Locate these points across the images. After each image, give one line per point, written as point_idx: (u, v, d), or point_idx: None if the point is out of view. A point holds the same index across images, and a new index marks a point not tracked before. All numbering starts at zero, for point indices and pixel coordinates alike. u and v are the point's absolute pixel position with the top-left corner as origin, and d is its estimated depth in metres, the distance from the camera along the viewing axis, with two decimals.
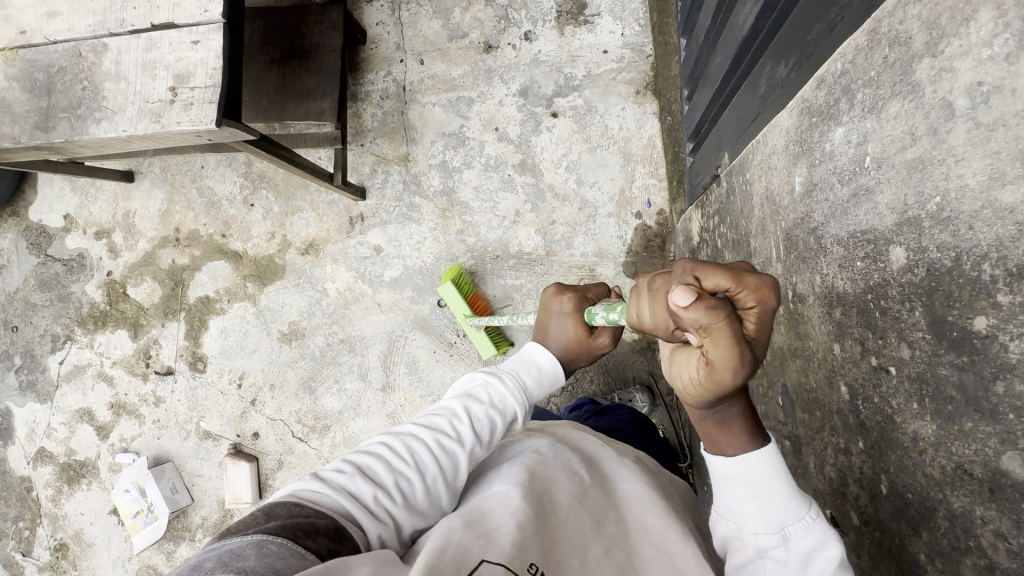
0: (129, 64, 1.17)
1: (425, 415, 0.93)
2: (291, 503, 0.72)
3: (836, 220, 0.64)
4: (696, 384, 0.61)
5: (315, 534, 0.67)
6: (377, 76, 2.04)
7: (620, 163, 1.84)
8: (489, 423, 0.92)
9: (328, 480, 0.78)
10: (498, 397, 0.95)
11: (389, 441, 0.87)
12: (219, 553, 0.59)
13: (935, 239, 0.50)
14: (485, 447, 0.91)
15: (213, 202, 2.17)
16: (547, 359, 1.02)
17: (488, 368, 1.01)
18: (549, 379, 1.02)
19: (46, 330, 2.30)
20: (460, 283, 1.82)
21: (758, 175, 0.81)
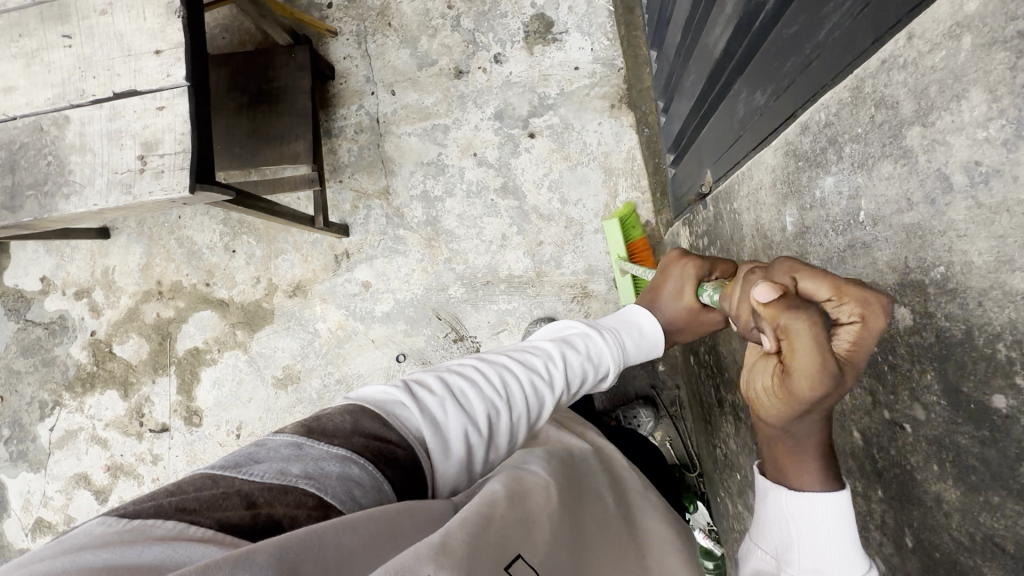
0: (94, 135, 1.13)
1: (518, 351, 0.93)
2: (375, 417, 0.69)
3: (836, 263, 0.64)
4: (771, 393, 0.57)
5: (392, 463, 0.65)
6: (349, 110, 2.01)
7: (602, 178, 1.83)
8: (581, 373, 0.93)
9: (417, 396, 0.76)
10: (595, 351, 0.95)
11: (484, 367, 0.87)
12: (308, 459, 0.60)
13: (943, 309, 0.48)
14: (569, 395, 0.93)
15: (194, 251, 2.13)
16: (650, 321, 1.00)
17: (589, 321, 1.00)
18: (651, 345, 1.00)
19: (33, 397, 2.24)
20: (626, 224, 1.72)
21: (746, 206, 0.80)
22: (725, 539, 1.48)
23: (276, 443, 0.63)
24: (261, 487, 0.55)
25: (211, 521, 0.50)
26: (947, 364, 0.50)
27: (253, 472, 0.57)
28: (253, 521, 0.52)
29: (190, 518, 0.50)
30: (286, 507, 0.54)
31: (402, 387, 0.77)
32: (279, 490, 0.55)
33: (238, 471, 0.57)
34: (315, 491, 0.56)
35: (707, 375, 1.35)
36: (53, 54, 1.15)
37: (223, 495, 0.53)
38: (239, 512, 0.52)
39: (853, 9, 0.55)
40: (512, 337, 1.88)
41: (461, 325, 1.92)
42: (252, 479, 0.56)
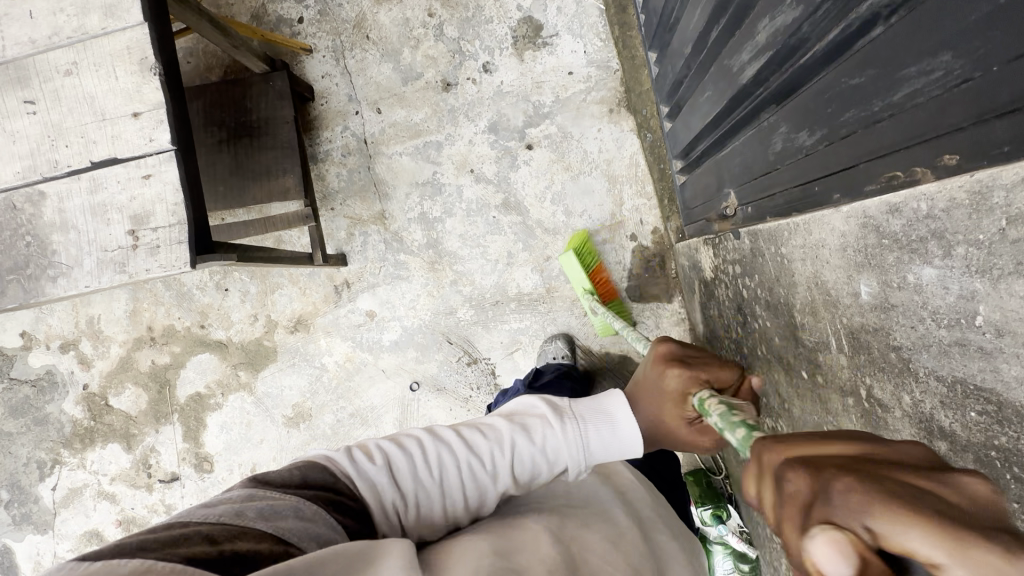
0: (75, 210, 1.04)
1: (474, 428, 0.91)
2: (322, 471, 0.75)
3: (927, 353, 0.53)
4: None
5: (339, 511, 0.70)
6: (334, 132, 1.91)
7: (606, 187, 1.78)
8: (532, 471, 0.86)
9: (357, 461, 0.80)
10: (552, 449, 0.88)
11: (429, 444, 0.87)
12: (259, 504, 0.62)
13: None
14: (519, 487, 0.86)
15: (184, 293, 2.03)
16: (628, 420, 0.90)
17: (558, 406, 0.93)
18: (623, 447, 0.89)
19: (29, 458, 2.14)
20: (583, 255, 1.71)
21: (800, 256, 0.77)
22: (761, 544, 1.50)
23: (228, 497, 0.65)
24: (219, 527, 0.56)
25: (178, 556, 0.50)
26: None
27: (213, 513, 0.59)
28: (219, 555, 0.52)
29: (154, 557, 0.49)
30: (248, 541, 0.56)
31: (345, 450, 0.82)
32: (237, 530, 0.57)
33: (204, 514, 0.59)
34: (274, 532, 0.59)
35: None
36: (16, 122, 1.04)
37: (186, 534, 0.54)
38: (202, 549, 0.52)
39: (944, 80, 0.50)
40: (527, 355, 1.85)
41: (474, 348, 1.88)
42: (208, 519, 0.57)
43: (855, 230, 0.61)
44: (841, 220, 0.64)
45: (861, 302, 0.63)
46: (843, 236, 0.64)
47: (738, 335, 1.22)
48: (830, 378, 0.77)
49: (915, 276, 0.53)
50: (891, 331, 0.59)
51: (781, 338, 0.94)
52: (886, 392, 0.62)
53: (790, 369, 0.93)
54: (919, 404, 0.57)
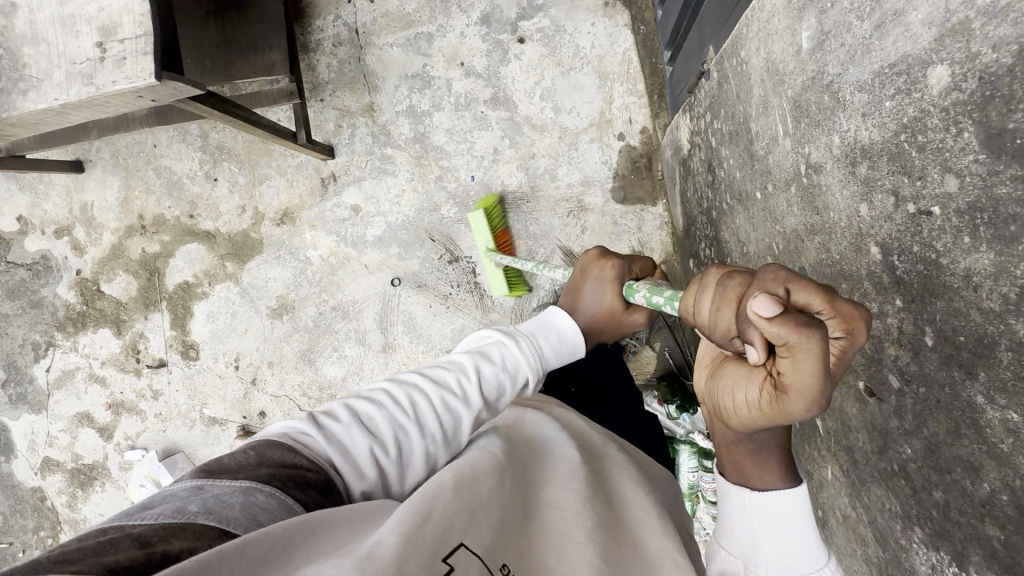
0: (45, 22, 1.04)
1: (433, 366, 0.91)
2: (284, 447, 0.70)
3: (853, 65, 0.52)
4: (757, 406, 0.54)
5: (303, 486, 0.65)
6: (325, 21, 1.88)
7: (597, 84, 1.75)
8: (498, 387, 0.89)
9: (323, 426, 0.76)
10: (512, 362, 0.92)
11: (391, 390, 0.85)
12: (205, 496, 0.57)
13: (991, 39, 0.38)
14: (491, 409, 0.89)
15: (174, 182, 2.05)
16: (568, 325, 0.99)
17: (506, 329, 0.97)
18: (568, 346, 0.98)
19: (25, 339, 2.21)
20: None
21: (755, 48, 0.74)
22: None
23: (169, 483, 0.60)
24: (153, 527, 0.51)
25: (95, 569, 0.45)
26: (989, 108, 0.39)
27: (150, 514, 0.53)
28: (145, 559, 0.48)
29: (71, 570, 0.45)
30: (185, 542, 0.51)
31: (308, 419, 0.77)
32: (176, 528, 0.52)
33: (143, 517, 0.53)
34: (217, 523, 0.54)
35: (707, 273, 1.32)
36: None
37: (112, 540, 0.49)
38: (131, 554, 0.48)
39: None
40: None
41: (455, 246, 1.87)
42: (143, 521, 0.52)
43: None
44: None
45: (802, 56, 0.61)
46: None
47: (708, 202, 1.20)
48: (777, 179, 0.76)
49: None
50: (827, 67, 0.57)
51: (739, 170, 0.92)
52: (822, 146, 0.60)
53: (746, 200, 0.92)
54: (848, 135, 0.55)
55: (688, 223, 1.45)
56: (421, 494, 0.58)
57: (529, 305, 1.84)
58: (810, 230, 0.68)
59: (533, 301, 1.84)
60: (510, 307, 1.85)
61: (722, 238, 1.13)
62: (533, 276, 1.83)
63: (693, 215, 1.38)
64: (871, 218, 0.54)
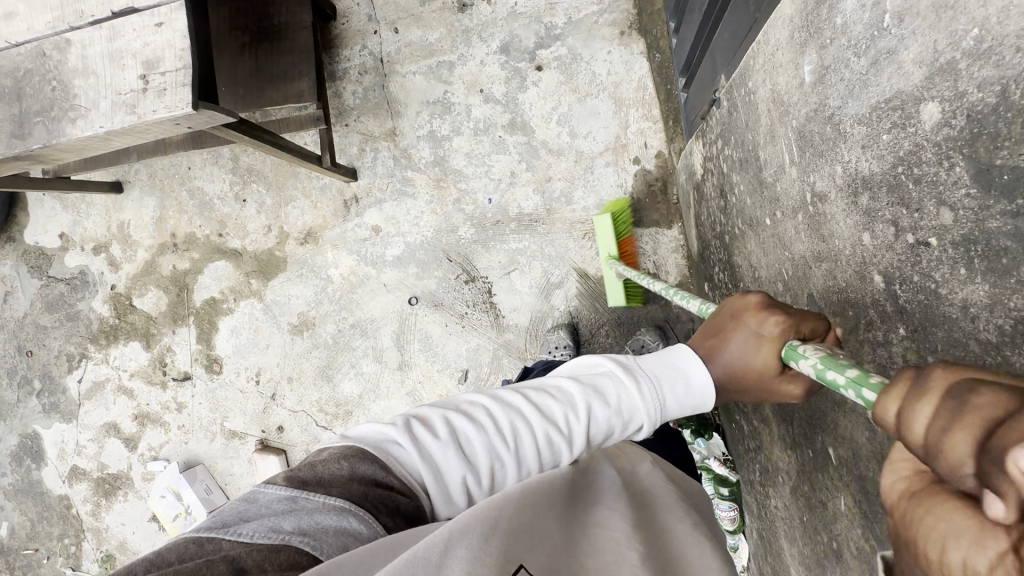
0: (95, 56, 1.12)
1: (541, 390, 0.86)
2: (377, 462, 0.70)
3: (854, 97, 0.53)
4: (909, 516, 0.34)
5: (393, 512, 0.66)
6: (352, 51, 1.97)
7: (613, 109, 1.78)
8: (605, 431, 0.83)
9: (420, 440, 0.74)
10: (628, 409, 0.84)
11: (497, 411, 0.82)
12: (301, 516, 0.61)
13: (974, 79, 0.38)
14: (592, 448, 0.84)
15: (205, 202, 2.14)
16: (702, 376, 0.85)
17: (627, 364, 0.88)
18: (695, 400, 0.86)
19: (60, 350, 2.31)
20: (619, 219, 1.69)
21: (762, 79, 0.76)
22: (741, 463, 1.48)
23: (269, 493, 0.64)
24: (252, 549, 0.56)
25: None
26: (977, 145, 0.39)
27: (251, 533, 0.58)
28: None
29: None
30: (277, 567, 0.55)
31: (405, 427, 0.76)
32: (270, 551, 0.56)
33: (245, 534, 0.58)
34: (310, 547, 0.58)
35: (722, 296, 1.32)
36: None
37: (211, 561, 0.54)
38: None
39: None
40: (524, 275, 1.86)
41: (472, 266, 1.91)
42: (243, 541, 0.57)
43: (801, 6, 0.61)
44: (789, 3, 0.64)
45: (806, 88, 0.63)
46: (790, 20, 0.64)
47: (721, 226, 1.20)
48: (786, 206, 0.77)
49: (840, 15, 0.53)
50: (830, 100, 0.58)
51: (750, 195, 0.93)
52: (827, 175, 0.61)
53: (758, 226, 0.92)
54: (850, 166, 0.56)
55: (703, 245, 1.45)
56: (487, 506, 0.60)
57: (544, 326, 1.85)
58: (817, 257, 0.69)
59: (548, 321, 1.85)
60: (525, 327, 1.86)
61: (735, 262, 1.14)
62: (547, 296, 1.84)
63: (707, 238, 1.38)
64: (875, 246, 0.54)
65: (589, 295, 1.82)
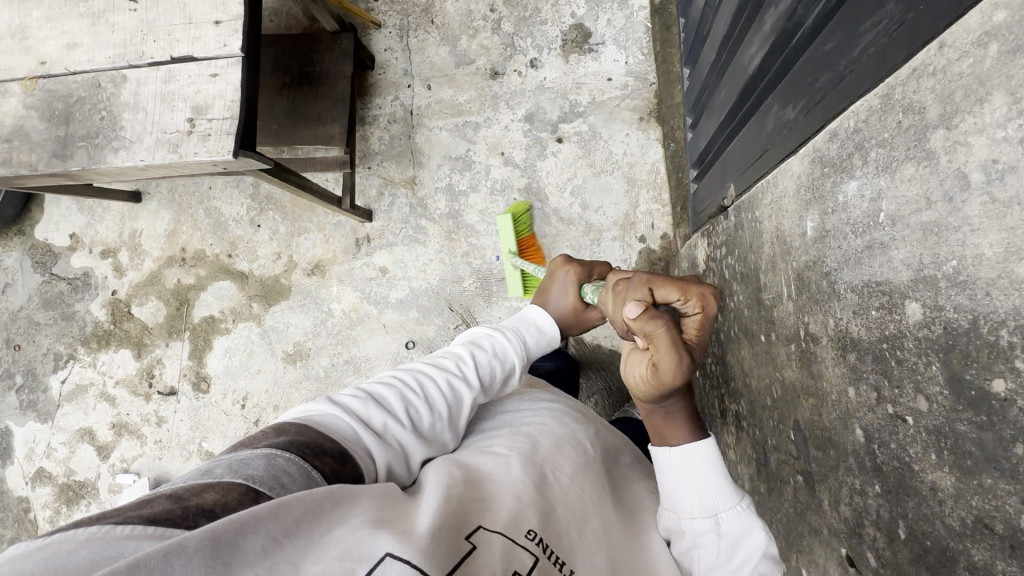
0: (147, 95, 1.19)
1: (432, 357, 1.02)
2: (307, 425, 0.75)
3: (848, 268, 0.62)
4: (643, 379, 0.82)
5: (318, 455, 0.70)
6: (384, 100, 2.07)
7: (624, 188, 1.87)
8: (490, 370, 1.01)
9: (337, 407, 0.83)
10: (501, 349, 1.04)
11: (399, 376, 0.95)
12: (232, 460, 0.64)
13: (952, 301, 0.48)
14: (485, 393, 1.00)
15: (220, 223, 2.18)
16: (547, 321, 1.13)
17: (493, 324, 1.10)
18: (547, 339, 1.12)
19: (49, 349, 2.30)
20: (520, 222, 1.86)
21: (767, 215, 0.83)
22: None
23: (208, 452, 0.67)
24: (186, 487, 0.58)
25: (141, 519, 0.52)
26: (951, 354, 0.49)
27: (185, 478, 0.61)
28: (183, 513, 0.54)
29: (117, 519, 0.51)
30: (216, 495, 0.57)
31: (326, 400, 0.85)
32: (207, 486, 0.59)
33: (178, 481, 0.61)
34: (244, 482, 0.60)
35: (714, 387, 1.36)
36: (119, 16, 1.22)
37: (150, 499, 0.55)
38: (168, 508, 0.54)
39: (891, 28, 0.58)
40: None
41: (472, 318, 1.95)
42: (179, 483, 0.59)
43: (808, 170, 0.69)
44: (798, 163, 0.72)
45: (807, 240, 0.70)
46: (797, 177, 0.72)
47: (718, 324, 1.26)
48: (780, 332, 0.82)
49: (842, 196, 0.63)
50: (825, 260, 0.66)
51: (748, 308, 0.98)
52: (817, 323, 0.68)
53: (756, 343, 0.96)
54: (839, 325, 0.64)
55: None
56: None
57: None
58: (806, 392, 0.74)
59: None
60: None
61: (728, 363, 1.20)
62: None
63: None
64: (857, 401, 0.62)
65: (583, 361, 1.86)
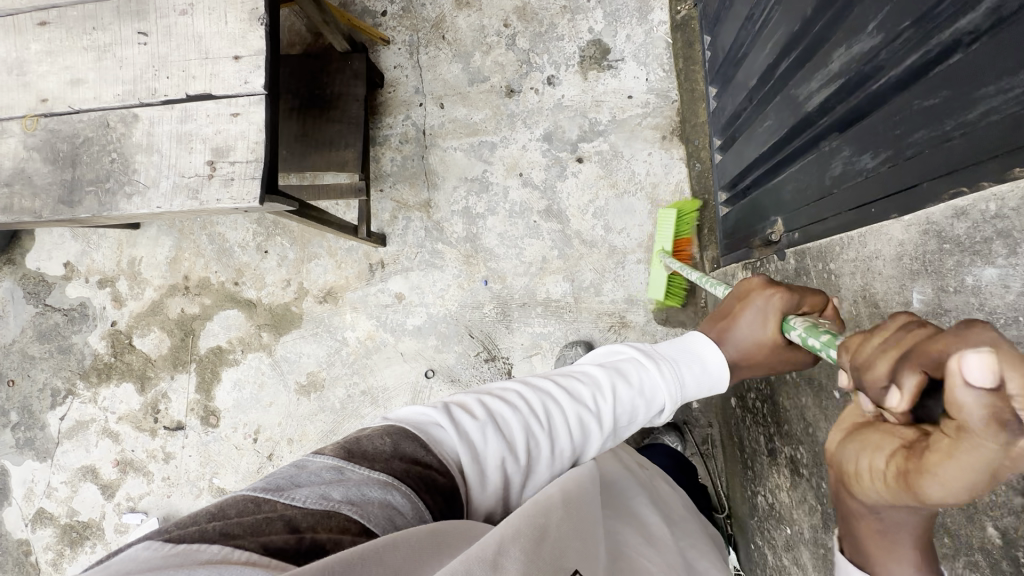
0: (162, 136, 1.11)
1: (563, 374, 0.86)
2: (416, 440, 0.65)
3: None
4: (881, 479, 0.42)
5: (432, 489, 0.60)
6: (395, 119, 2.00)
7: (648, 209, 1.82)
8: (631, 414, 0.82)
9: (456, 420, 0.71)
10: (649, 389, 0.83)
11: (526, 394, 0.79)
12: (344, 485, 0.55)
13: None
14: (615, 435, 0.82)
15: (225, 249, 2.09)
16: (715, 357, 0.88)
17: (643, 348, 0.89)
18: (710, 381, 0.88)
19: (45, 384, 2.19)
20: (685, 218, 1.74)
21: (850, 271, 0.79)
22: None
23: (314, 461, 0.59)
24: (305, 512, 0.50)
25: (256, 545, 0.45)
26: None
27: (297, 494, 0.52)
28: (297, 546, 0.47)
29: (237, 544, 0.45)
30: (331, 530, 0.49)
31: (440, 408, 0.73)
32: (322, 515, 0.51)
33: (291, 494, 0.53)
34: (357, 517, 0.52)
35: (758, 422, 1.33)
36: (127, 50, 1.13)
37: (269, 517, 0.49)
38: (284, 537, 0.47)
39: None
40: (545, 360, 1.86)
41: (494, 345, 1.89)
42: (294, 502, 0.51)
43: (914, 238, 0.65)
44: (900, 229, 0.68)
45: (911, 312, 0.66)
46: (900, 244, 0.67)
47: None
48: None
49: (971, 278, 0.57)
50: None
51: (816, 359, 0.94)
52: None
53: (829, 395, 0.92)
54: None
55: None
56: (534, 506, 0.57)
57: None
58: None
59: None
60: None
61: (781, 404, 1.16)
62: None
63: None
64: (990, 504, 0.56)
65: None
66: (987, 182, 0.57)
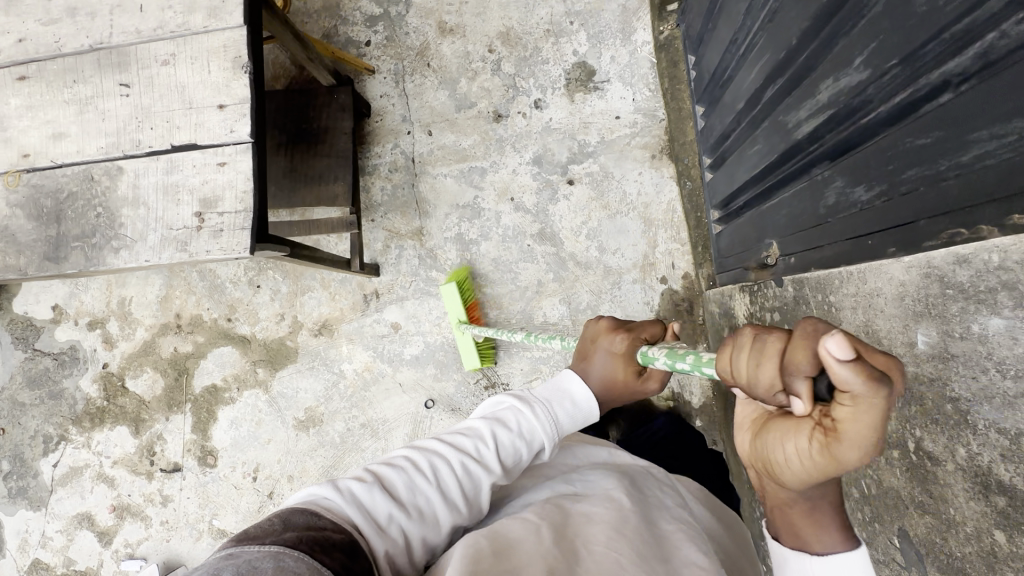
0: (148, 188, 1.09)
1: (452, 430, 0.93)
2: (308, 512, 0.67)
3: (990, 405, 0.55)
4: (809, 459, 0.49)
5: (329, 550, 0.61)
6: (384, 148, 1.99)
7: (642, 229, 1.82)
8: (514, 453, 0.89)
9: (345, 487, 0.75)
10: (527, 429, 0.92)
11: (413, 456, 0.86)
12: (237, 562, 0.54)
13: None
14: (507, 475, 0.89)
15: (216, 286, 2.07)
16: (584, 393, 0.98)
17: (522, 394, 0.97)
18: (584, 415, 0.98)
19: (37, 431, 2.15)
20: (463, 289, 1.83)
21: (851, 306, 0.79)
22: None
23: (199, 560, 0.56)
24: None
25: None
26: None
27: None
28: None
29: None
30: None
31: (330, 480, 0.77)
32: None
33: None
34: None
35: None
36: (109, 102, 1.12)
37: None
38: None
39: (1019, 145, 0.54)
40: None
41: (493, 371, 1.88)
42: None
43: (915, 279, 0.65)
44: (900, 269, 0.67)
45: (917, 354, 0.65)
46: (900, 284, 0.67)
47: None
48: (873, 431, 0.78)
49: (977, 326, 0.56)
50: (950, 382, 0.60)
51: None
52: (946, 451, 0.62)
53: None
54: (978, 462, 0.58)
55: None
56: None
57: None
58: (918, 505, 0.70)
59: None
60: None
61: None
62: None
63: None
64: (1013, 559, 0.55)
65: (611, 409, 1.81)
66: (989, 227, 0.57)
